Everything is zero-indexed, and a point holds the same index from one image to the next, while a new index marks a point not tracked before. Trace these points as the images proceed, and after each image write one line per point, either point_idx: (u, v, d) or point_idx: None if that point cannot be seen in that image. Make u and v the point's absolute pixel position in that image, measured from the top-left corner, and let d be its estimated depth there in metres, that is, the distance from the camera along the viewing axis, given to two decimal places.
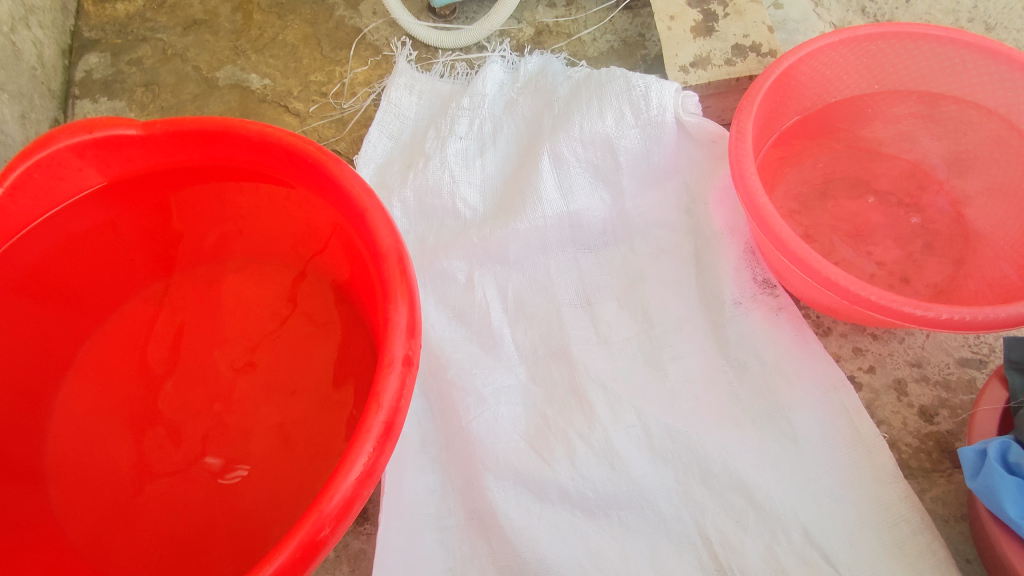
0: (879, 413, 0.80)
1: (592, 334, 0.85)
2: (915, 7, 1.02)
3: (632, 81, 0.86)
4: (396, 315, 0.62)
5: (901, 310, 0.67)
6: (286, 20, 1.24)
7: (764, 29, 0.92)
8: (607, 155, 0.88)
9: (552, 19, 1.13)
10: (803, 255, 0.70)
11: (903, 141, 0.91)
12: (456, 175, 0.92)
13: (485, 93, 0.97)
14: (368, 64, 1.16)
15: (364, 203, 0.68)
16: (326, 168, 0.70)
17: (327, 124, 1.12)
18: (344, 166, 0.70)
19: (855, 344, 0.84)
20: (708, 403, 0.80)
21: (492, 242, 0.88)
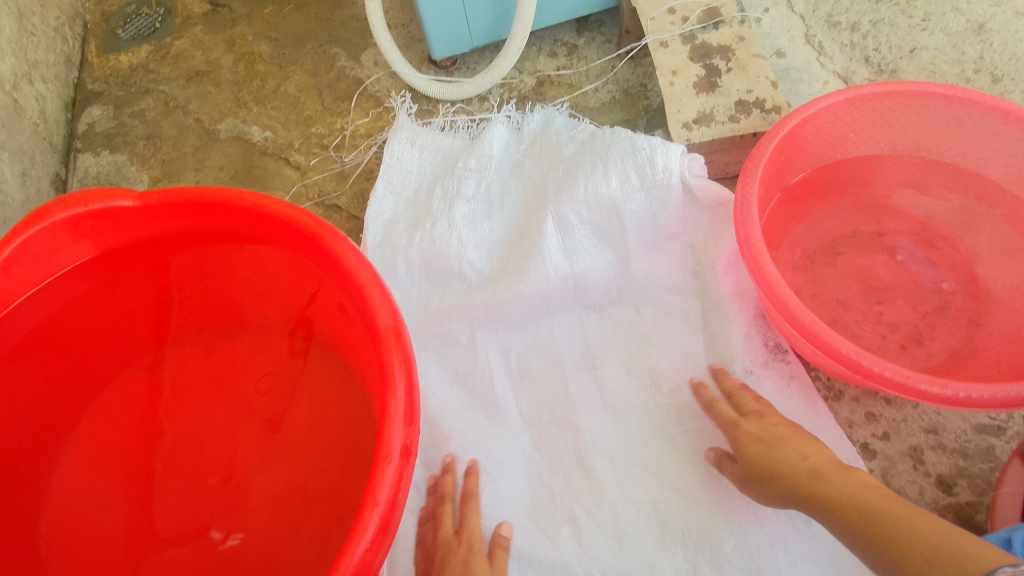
0: (895, 483, 0.77)
1: (600, 401, 0.84)
2: (920, 57, 1.01)
3: (637, 144, 0.85)
4: (394, 401, 0.60)
5: (917, 387, 0.66)
6: (288, 71, 1.25)
7: (767, 84, 0.91)
8: (612, 218, 0.86)
9: (554, 69, 1.13)
10: (813, 327, 0.70)
11: (914, 196, 0.90)
12: (464, 238, 0.92)
13: (491, 155, 0.99)
14: (369, 116, 1.16)
15: (361, 279, 0.67)
16: (324, 242, 0.69)
17: (328, 177, 1.11)
18: (342, 239, 0.69)
19: (868, 410, 0.82)
20: (716, 472, 0.78)
21: (495, 304, 0.87)
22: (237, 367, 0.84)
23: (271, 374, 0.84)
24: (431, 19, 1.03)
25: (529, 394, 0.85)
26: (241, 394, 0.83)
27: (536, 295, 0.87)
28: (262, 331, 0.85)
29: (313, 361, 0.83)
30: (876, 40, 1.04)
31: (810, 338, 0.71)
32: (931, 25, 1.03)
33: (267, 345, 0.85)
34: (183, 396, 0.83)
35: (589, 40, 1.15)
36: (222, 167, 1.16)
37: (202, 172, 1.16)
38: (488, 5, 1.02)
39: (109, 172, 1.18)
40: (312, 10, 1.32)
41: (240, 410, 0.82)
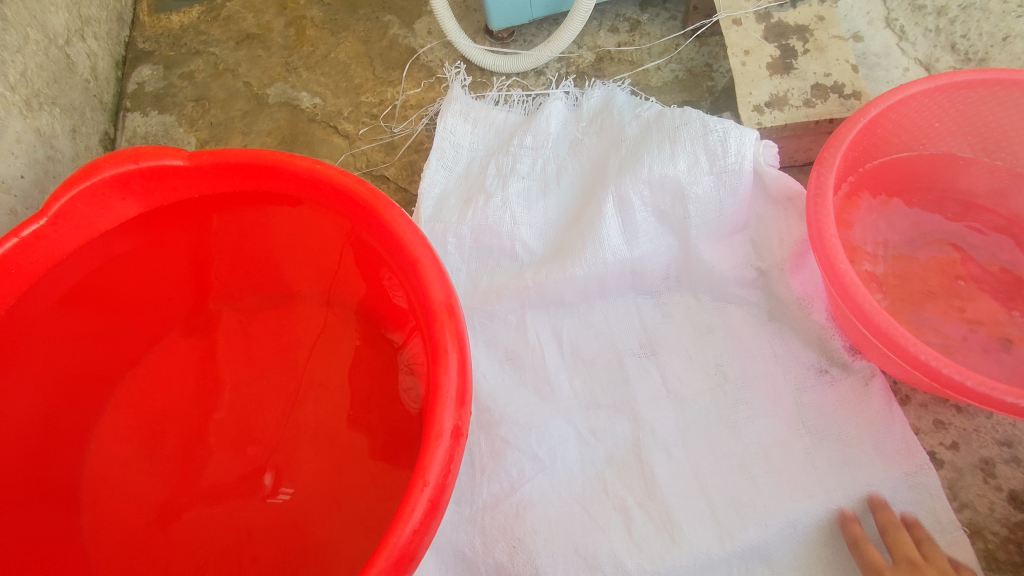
0: (962, 496, 0.74)
1: (660, 389, 0.81)
2: (1013, 46, 0.94)
3: (709, 125, 0.80)
4: (446, 380, 0.58)
5: (1000, 399, 0.62)
6: (339, 37, 1.22)
7: (847, 68, 0.85)
8: (676, 202, 0.82)
9: (615, 45, 1.09)
10: (887, 329, 0.66)
11: (999, 194, 0.84)
12: (518, 217, 0.89)
13: (549, 134, 0.96)
14: (420, 86, 1.13)
15: (415, 253, 0.64)
16: (378, 212, 0.67)
17: (377, 148, 1.09)
18: (397, 211, 0.66)
19: (936, 417, 0.77)
20: (783, 468, 0.75)
21: (548, 286, 0.85)
22: (280, 334, 0.83)
23: (315, 343, 0.82)
24: None
25: (585, 377, 0.83)
26: (284, 361, 0.82)
27: (593, 279, 0.85)
28: (306, 299, 0.84)
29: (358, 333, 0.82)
30: (965, 26, 0.98)
31: (882, 340, 0.67)
32: None
33: (311, 315, 0.83)
34: (226, 360, 0.82)
35: (654, 16, 1.10)
36: (269, 133, 1.14)
37: (250, 136, 1.14)
38: None
39: (157, 132, 1.17)
40: None
41: (280, 378, 0.81)
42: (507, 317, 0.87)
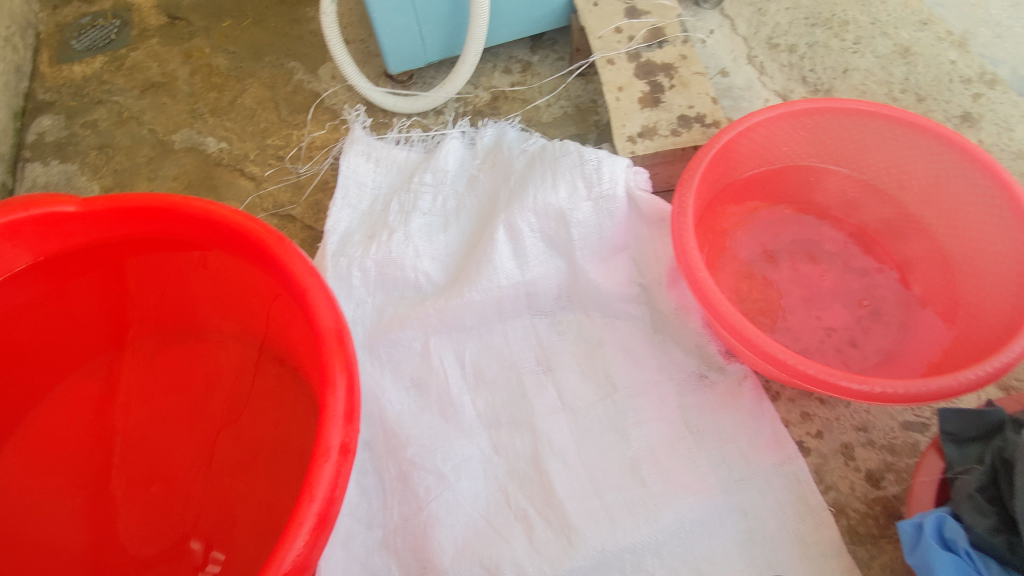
0: (827, 478, 0.82)
1: (557, 403, 0.87)
2: (852, 78, 1.06)
3: (585, 156, 0.87)
4: (334, 400, 0.61)
5: (837, 384, 0.69)
6: (245, 84, 1.26)
7: (708, 100, 0.95)
8: (560, 227, 0.87)
9: (508, 85, 1.18)
10: (743, 329, 0.72)
11: (847, 207, 0.95)
12: (419, 250, 0.94)
13: (447, 170, 1.02)
14: (325, 128, 1.17)
15: (303, 282, 0.67)
16: (269, 247, 0.70)
17: (284, 188, 1.12)
18: (287, 244, 0.70)
19: (803, 409, 0.86)
20: (668, 468, 0.81)
21: (447, 311, 0.90)
22: (183, 372, 0.83)
23: (218, 378, 0.83)
24: (387, 34, 1.05)
25: (486, 397, 0.87)
26: (188, 398, 0.82)
27: (489, 302, 0.90)
28: (209, 336, 0.85)
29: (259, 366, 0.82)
30: (812, 61, 1.10)
31: (740, 339, 0.74)
32: (863, 46, 1.08)
33: (214, 352, 0.84)
34: (128, 401, 0.82)
35: (543, 57, 1.20)
36: (176, 178, 1.16)
37: (155, 182, 1.15)
38: (441, 22, 1.05)
39: (58, 181, 1.16)
40: (271, 25, 1.34)
41: (185, 415, 0.81)
42: (411, 344, 0.91)
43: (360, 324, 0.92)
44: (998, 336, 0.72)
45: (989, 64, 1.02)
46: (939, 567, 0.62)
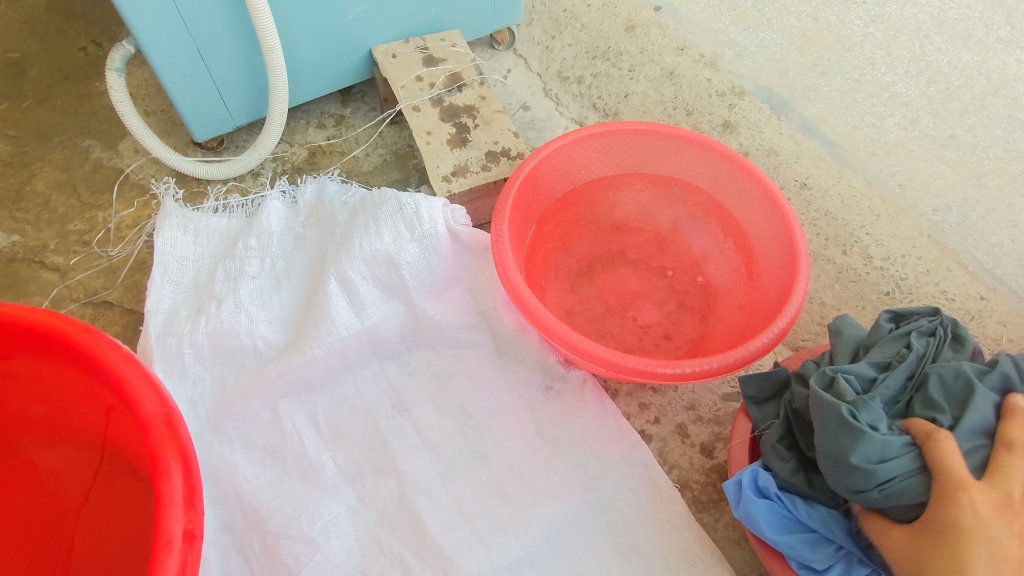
0: (669, 459, 0.90)
1: (417, 441, 0.88)
2: (632, 100, 1.21)
3: (402, 201, 0.90)
4: (170, 488, 0.58)
5: (655, 370, 0.78)
6: (33, 169, 1.16)
7: (510, 135, 1.03)
8: (391, 271, 0.90)
9: (324, 139, 1.20)
10: (569, 337, 0.79)
11: (645, 213, 1.07)
12: (253, 315, 0.92)
13: (271, 231, 1.01)
14: (134, 206, 1.11)
15: (121, 371, 0.64)
16: (74, 341, 0.65)
17: (94, 274, 1.04)
18: (94, 334, 0.65)
19: (640, 400, 0.94)
20: (530, 480, 0.86)
21: (291, 373, 0.88)
22: (31, 486, 0.78)
23: (66, 490, 0.78)
24: (185, 103, 1.03)
25: (346, 451, 0.87)
26: (35, 519, 0.77)
27: (332, 355, 0.90)
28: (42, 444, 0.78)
29: (98, 465, 0.77)
30: (598, 89, 1.23)
31: (569, 347, 0.80)
32: (636, 72, 1.23)
33: (54, 462, 0.78)
34: None
35: (355, 109, 1.23)
36: None
37: None
38: (242, 87, 1.05)
39: None
40: (59, 104, 1.26)
41: (26, 533, 0.75)
42: (259, 413, 0.88)
43: (200, 403, 0.88)
44: (775, 305, 0.85)
45: (736, 78, 1.20)
46: (759, 514, 0.70)
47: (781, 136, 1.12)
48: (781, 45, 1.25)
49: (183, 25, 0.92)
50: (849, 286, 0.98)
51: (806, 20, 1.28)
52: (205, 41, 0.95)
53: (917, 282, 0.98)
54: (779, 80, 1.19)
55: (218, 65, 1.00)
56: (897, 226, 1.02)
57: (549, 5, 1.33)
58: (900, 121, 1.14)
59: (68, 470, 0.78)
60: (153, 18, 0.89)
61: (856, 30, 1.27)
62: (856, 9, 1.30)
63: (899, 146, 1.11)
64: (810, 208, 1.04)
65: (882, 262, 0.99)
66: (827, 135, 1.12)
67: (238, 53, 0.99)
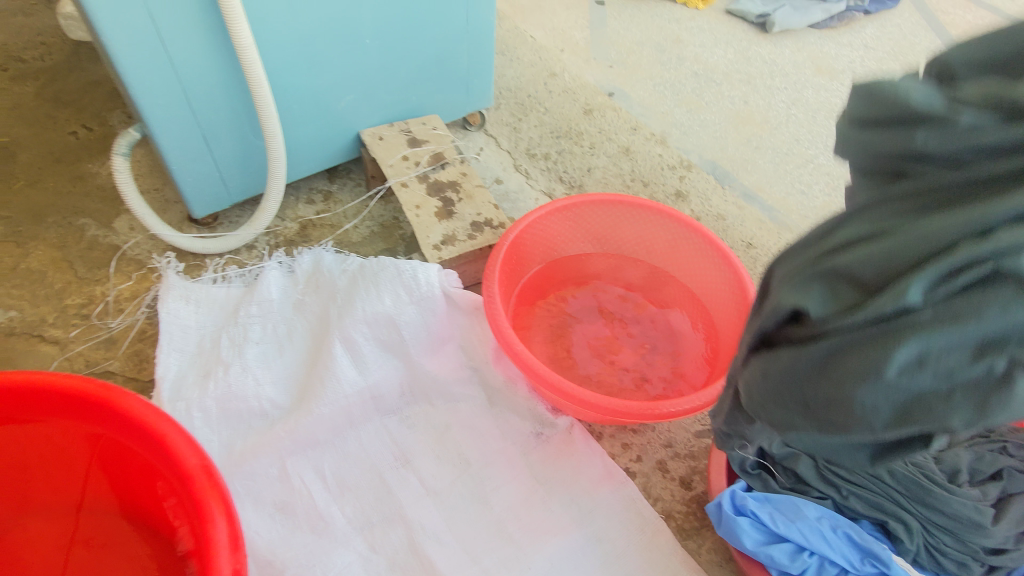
0: (653, 492, 0.99)
1: (421, 488, 0.94)
2: (594, 174, 1.36)
3: (400, 267, 0.99)
4: (216, 531, 0.65)
5: (638, 410, 0.88)
6: (27, 247, 1.20)
7: (491, 207, 1.16)
8: (391, 331, 0.98)
9: (314, 213, 1.29)
10: (561, 385, 0.89)
11: (614, 272, 1.19)
12: (260, 378, 0.98)
13: (272, 299, 1.08)
14: (132, 279, 1.16)
15: (160, 428, 0.69)
16: (112, 403, 0.70)
17: (95, 346, 1.07)
18: (131, 396, 0.71)
19: (622, 440, 1.03)
20: (529, 519, 0.93)
21: (299, 431, 0.94)
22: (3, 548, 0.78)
23: (44, 550, 0.79)
24: (188, 184, 1.11)
25: (354, 502, 0.92)
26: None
27: (337, 411, 0.96)
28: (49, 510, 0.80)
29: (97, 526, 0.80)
30: (564, 164, 1.38)
31: (561, 394, 0.90)
32: (596, 149, 1.39)
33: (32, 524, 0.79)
34: None
35: (342, 185, 1.34)
36: None
37: None
38: (243, 167, 1.14)
39: None
40: (51, 185, 1.31)
41: None
42: (267, 470, 0.93)
43: None
44: (734, 348, 0.97)
45: (684, 154, 1.38)
46: (741, 530, 0.79)
47: (726, 202, 1.28)
48: (719, 124, 1.44)
49: (192, 115, 1.02)
50: None
51: (738, 103, 1.49)
52: (212, 128, 1.05)
53: None
54: (721, 155, 1.37)
55: (221, 149, 1.09)
56: None
57: (516, 91, 1.49)
58: (824, 188, 1.33)
59: (77, 534, 0.80)
60: (166, 109, 0.99)
61: (780, 111, 1.48)
62: (779, 95, 1.52)
63: (825, 209, 1.29)
64: (756, 264, 1.19)
65: None
66: (765, 201, 1.29)
67: (241, 137, 1.09)
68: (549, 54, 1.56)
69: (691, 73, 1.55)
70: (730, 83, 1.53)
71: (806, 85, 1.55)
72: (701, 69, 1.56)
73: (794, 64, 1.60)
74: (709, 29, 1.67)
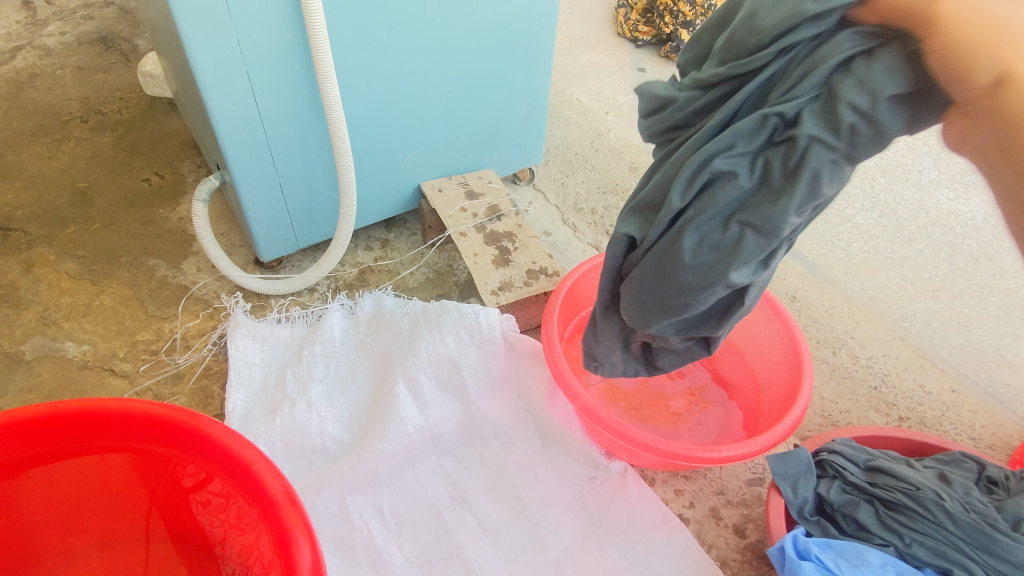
0: (707, 539, 0.99)
1: (478, 529, 0.95)
2: None
3: (463, 310, 1.04)
4: (302, 557, 0.66)
5: (698, 455, 0.88)
6: (101, 285, 1.27)
7: (545, 256, 1.21)
8: (453, 372, 1.01)
9: (372, 259, 1.36)
10: (620, 426, 0.92)
11: None
12: (323, 414, 1.01)
13: (334, 339, 1.13)
14: (199, 317, 1.21)
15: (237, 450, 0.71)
16: (200, 430, 0.73)
17: (163, 380, 1.12)
18: (218, 423, 0.73)
19: (675, 487, 1.04)
20: (585, 564, 0.93)
21: (361, 468, 0.96)
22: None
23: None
24: (261, 230, 1.18)
25: (412, 540, 0.93)
26: None
27: (397, 450, 0.98)
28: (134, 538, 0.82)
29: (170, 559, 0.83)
30: (610, 219, 1.45)
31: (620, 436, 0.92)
32: None
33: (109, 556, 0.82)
34: None
35: (398, 234, 1.41)
36: (31, 389, 1.09)
37: (5, 398, 1.08)
38: (311, 216, 1.21)
39: None
40: (125, 228, 1.39)
41: None
42: (328, 506, 0.94)
43: None
44: (787, 396, 0.99)
45: None
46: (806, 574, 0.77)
47: None
48: None
49: (273, 167, 1.10)
50: (843, 382, 1.13)
51: None
52: (288, 179, 1.13)
53: (899, 377, 1.14)
54: None
55: (294, 198, 1.17)
56: (875, 331, 1.20)
57: (563, 150, 1.58)
58: (864, 246, 1.37)
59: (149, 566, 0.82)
60: (251, 160, 1.07)
61: None
62: None
63: (866, 266, 1.32)
64: (801, 316, 1.22)
65: (867, 361, 1.16)
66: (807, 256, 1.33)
67: (312, 188, 1.17)
68: (594, 115, 1.65)
69: None
70: None
71: None
72: None
73: None
74: None
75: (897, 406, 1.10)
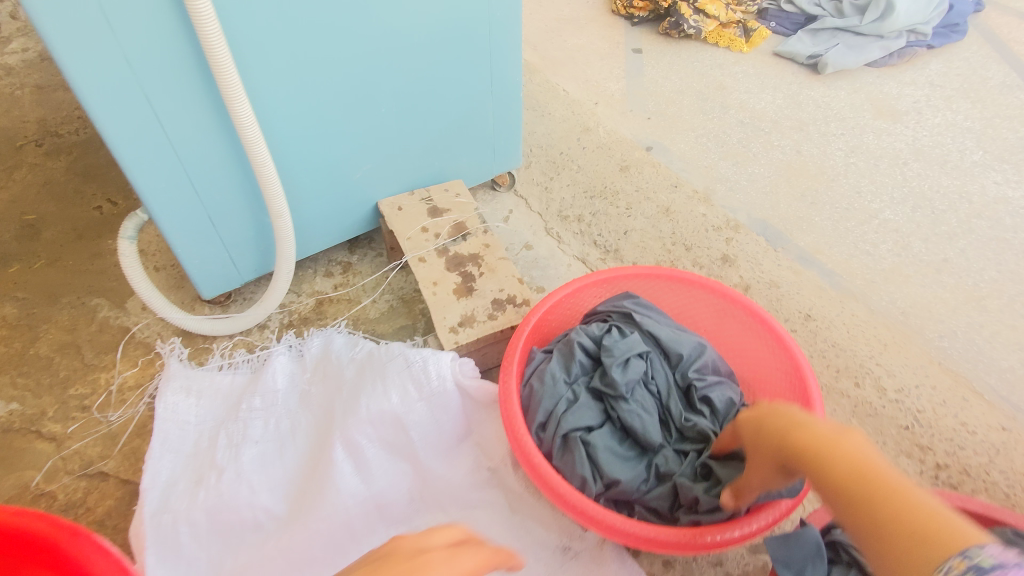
0: None
1: None
2: (631, 237, 1.24)
3: (409, 359, 0.89)
4: None
5: (675, 540, 0.71)
6: (39, 331, 1.17)
7: (515, 281, 1.04)
8: (398, 432, 0.87)
9: (331, 287, 1.22)
10: (587, 508, 0.73)
11: None
12: (255, 485, 0.89)
13: (276, 389, 1.00)
14: (138, 365, 1.10)
15: (60, 541, 0.56)
16: (67, 548, 0.55)
17: (93, 442, 1.01)
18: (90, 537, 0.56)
19: (663, 557, 0.88)
20: None
21: (293, 550, 0.85)
22: None
23: None
24: (195, 266, 1.05)
25: None
26: None
27: (336, 526, 0.86)
28: None
29: None
30: (598, 228, 1.27)
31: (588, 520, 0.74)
32: (633, 210, 1.27)
33: None
34: None
35: (362, 256, 1.27)
36: None
37: None
38: (252, 248, 1.08)
39: None
40: (69, 264, 1.28)
41: None
42: None
43: None
44: None
45: (730, 213, 1.23)
46: None
47: (780, 268, 1.13)
48: (769, 177, 1.30)
49: (195, 196, 0.96)
50: (868, 420, 0.94)
51: (791, 153, 1.35)
52: (215, 210, 0.99)
53: (936, 413, 0.94)
54: (772, 212, 1.23)
55: (227, 229, 1.03)
56: (907, 354, 1.00)
57: (547, 149, 1.40)
58: (894, 248, 1.16)
59: None
60: (166, 192, 0.93)
61: (839, 160, 1.33)
62: (836, 142, 1.37)
63: (896, 272, 1.12)
64: (816, 339, 1.03)
65: (897, 394, 0.96)
66: (824, 264, 1.14)
67: (247, 217, 1.03)
68: (582, 107, 1.46)
69: (737, 122, 1.42)
70: (780, 132, 1.40)
71: (866, 130, 1.40)
72: (748, 117, 1.43)
73: (851, 107, 1.46)
74: (755, 73, 1.54)
75: (932, 451, 0.91)
